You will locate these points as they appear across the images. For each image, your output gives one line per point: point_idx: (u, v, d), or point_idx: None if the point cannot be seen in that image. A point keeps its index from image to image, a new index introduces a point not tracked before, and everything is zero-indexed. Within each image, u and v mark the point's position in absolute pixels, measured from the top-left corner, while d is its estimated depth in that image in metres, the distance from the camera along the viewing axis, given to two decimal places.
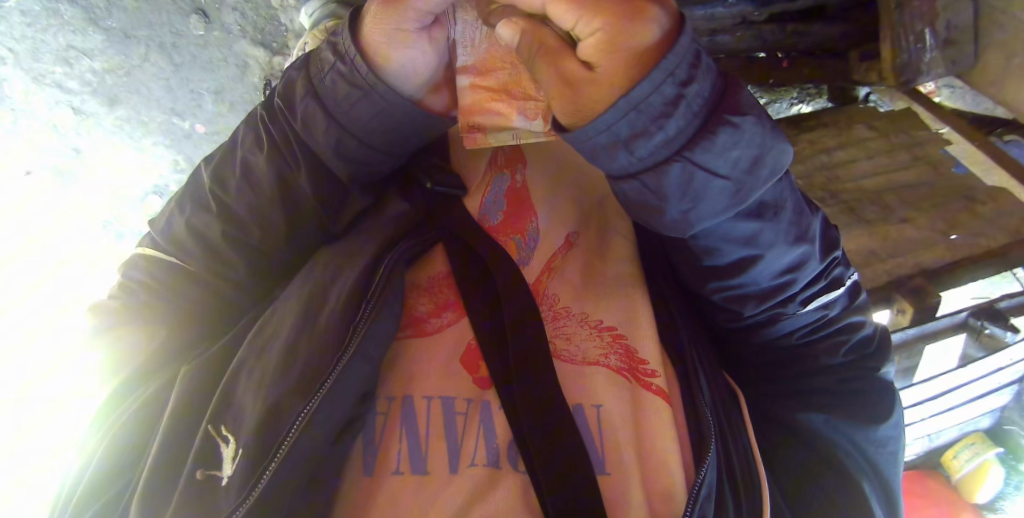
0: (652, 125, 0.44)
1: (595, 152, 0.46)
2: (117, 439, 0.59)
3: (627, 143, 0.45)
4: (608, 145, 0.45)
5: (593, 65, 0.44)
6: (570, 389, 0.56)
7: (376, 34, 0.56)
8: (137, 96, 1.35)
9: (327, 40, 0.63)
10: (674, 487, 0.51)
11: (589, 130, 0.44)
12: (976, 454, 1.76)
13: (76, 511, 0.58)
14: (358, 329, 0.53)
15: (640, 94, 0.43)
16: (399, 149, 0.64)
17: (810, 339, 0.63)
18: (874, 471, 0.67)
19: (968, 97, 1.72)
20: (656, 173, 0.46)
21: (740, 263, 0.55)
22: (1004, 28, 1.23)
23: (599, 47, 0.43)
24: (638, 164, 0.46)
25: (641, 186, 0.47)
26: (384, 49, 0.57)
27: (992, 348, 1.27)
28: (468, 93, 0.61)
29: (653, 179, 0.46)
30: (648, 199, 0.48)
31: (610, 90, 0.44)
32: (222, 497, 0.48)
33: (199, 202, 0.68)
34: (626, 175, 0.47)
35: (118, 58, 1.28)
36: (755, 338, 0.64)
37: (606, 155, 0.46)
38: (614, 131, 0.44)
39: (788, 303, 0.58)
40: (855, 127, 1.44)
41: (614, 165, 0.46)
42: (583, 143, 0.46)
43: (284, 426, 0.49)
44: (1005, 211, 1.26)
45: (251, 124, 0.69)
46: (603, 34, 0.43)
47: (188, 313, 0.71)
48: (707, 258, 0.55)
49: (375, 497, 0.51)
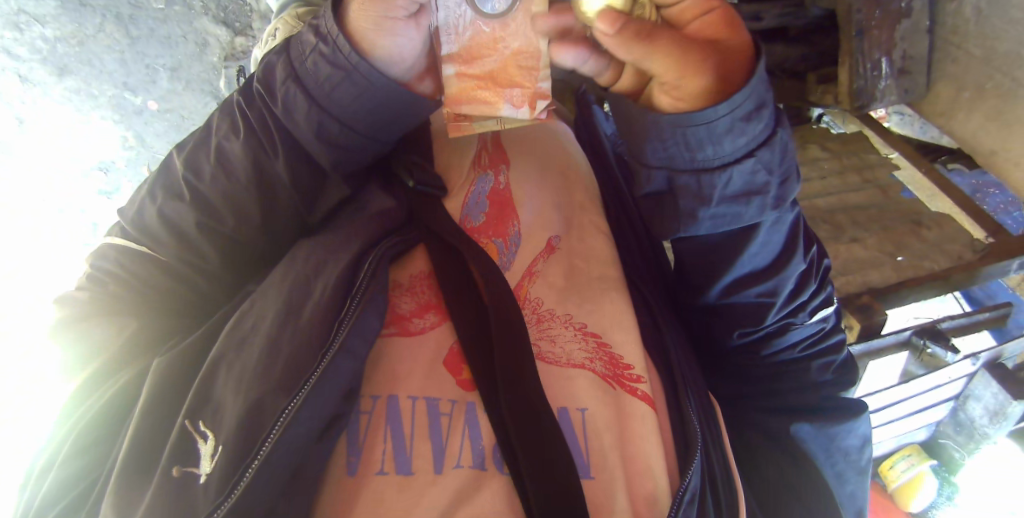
0: (767, 97, 0.48)
1: (728, 129, 0.47)
2: (82, 432, 0.58)
3: (754, 114, 0.47)
4: (738, 122, 0.47)
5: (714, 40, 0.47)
6: (553, 394, 0.57)
7: (362, 20, 0.53)
8: (89, 67, 1.27)
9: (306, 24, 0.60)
10: (657, 493, 0.53)
11: (737, 98, 0.45)
12: (912, 464, 1.87)
13: (41, 509, 0.55)
14: (342, 327, 0.52)
15: (766, 65, 0.47)
16: (383, 136, 0.62)
17: (811, 351, 0.68)
18: (841, 477, 0.72)
19: (916, 124, 1.83)
20: (769, 146, 0.49)
21: (775, 265, 0.57)
22: (956, 61, 1.31)
23: (721, 21, 0.47)
24: (758, 139, 0.48)
25: (754, 164, 0.49)
26: (370, 36, 0.54)
27: (932, 365, 1.34)
28: (454, 82, 0.57)
29: (767, 153, 0.49)
30: (757, 177, 0.50)
31: (742, 57, 0.47)
32: (203, 494, 0.47)
33: (171, 190, 0.65)
34: (742, 155, 0.49)
35: (71, 27, 1.22)
36: (764, 353, 0.67)
37: (736, 131, 0.47)
38: (751, 100, 0.46)
39: (799, 312, 0.63)
40: (810, 147, 1.56)
41: (733, 145, 0.48)
42: (724, 118, 0.46)
43: (269, 422, 0.48)
44: (947, 235, 1.34)
45: (225, 111, 0.66)
46: (722, 10, 0.47)
47: (164, 304, 0.70)
48: (754, 261, 0.57)
49: (358, 495, 0.51)
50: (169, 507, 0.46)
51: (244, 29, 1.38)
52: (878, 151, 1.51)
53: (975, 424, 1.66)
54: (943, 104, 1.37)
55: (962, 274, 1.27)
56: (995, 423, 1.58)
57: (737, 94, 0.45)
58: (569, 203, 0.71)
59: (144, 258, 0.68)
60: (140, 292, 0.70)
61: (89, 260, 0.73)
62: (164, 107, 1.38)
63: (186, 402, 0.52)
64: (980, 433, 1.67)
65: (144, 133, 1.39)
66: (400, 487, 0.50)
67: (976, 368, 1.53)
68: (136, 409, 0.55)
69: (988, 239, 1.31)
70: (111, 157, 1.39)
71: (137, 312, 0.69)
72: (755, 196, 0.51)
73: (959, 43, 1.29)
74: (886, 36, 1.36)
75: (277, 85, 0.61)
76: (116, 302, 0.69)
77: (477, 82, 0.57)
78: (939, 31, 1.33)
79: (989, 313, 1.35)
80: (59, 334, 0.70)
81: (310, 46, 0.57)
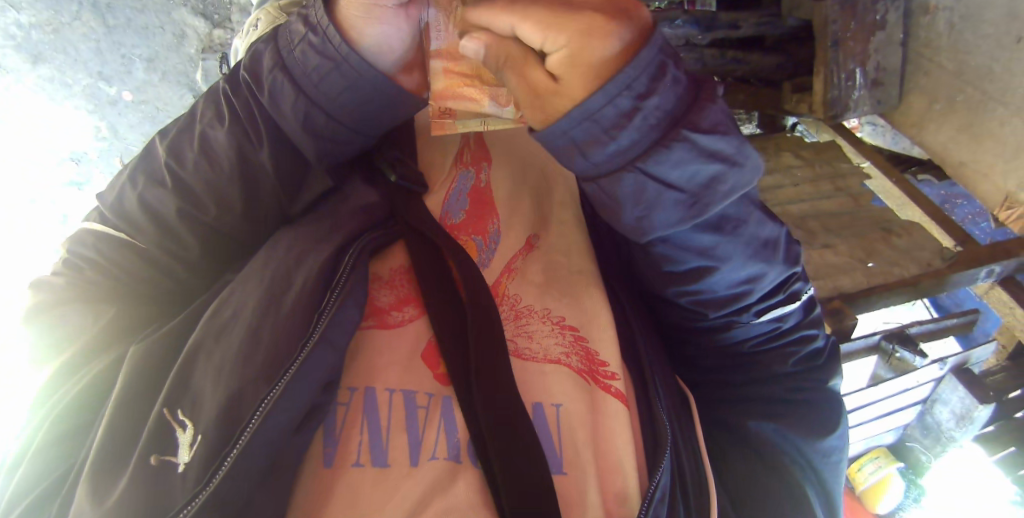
0: (608, 134, 0.46)
1: (554, 154, 0.48)
2: (56, 423, 0.56)
3: (583, 148, 0.47)
4: (565, 149, 0.47)
5: (558, 77, 0.46)
6: (529, 388, 0.57)
7: (351, 8, 0.52)
8: (64, 55, 1.24)
9: (298, 12, 0.59)
10: (627, 489, 0.54)
11: (538, 136, 0.48)
12: (879, 467, 1.94)
13: (9, 502, 0.53)
14: (321, 320, 0.51)
15: (595, 105, 0.45)
16: (367, 130, 0.61)
17: (761, 348, 0.68)
18: (819, 478, 0.71)
19: (888, 135, 1.88)
20: (612, 180, 0.48)
21: (703, 269, 0.57)
22: (929, 74, 1.36)
23: (564, 62, 0.45)
24: (596, 170, 0.48)
25: (597, 190, 0.49)
26: (358, 24, 0.53)
27: (900, 370, 1.37)
28: (440, 78, 0.59)
29: (608, 185, 0.48)
30: (606, 203, 0.50)
31: (570, 100, 0.46)
32: (180, 486, 0.46)
33: (151, 176, 0.64)
34: (586, 178, 0.49)
35: (47, 14, 1.19)
36: (714, 342, 0.68)
37: (563, 158, 0.49)
38: (569, 137, 0.47)
39: (742, 314, 0.62)
40: (784, 154, 1.59)
41: (570, 168, 0.49)
42: (544, 145, 0.48)
43: (246, 415, 0.47)
44: (916, 242, 1.38)
45: (212, 98, 0.65)
46: (565, 51, 0.44)
47: (144, 293, 0.68)
48: (671, 262, 0.57)
49: (334, 485, 0.50)
50: (149, 494, 0.46)
51: (224, 21, 1.34)
52: (851, 159, 1.56)
53: (943, 427, 1.70)
54: (915, 115, 1.41)
55: (929, 280, 1.31)
56: (961, 427, 1.62)
57: (541, 133, 0.47)
58: (544, 202, 0.71)
59: (123, 246, 0.66)
60: (114, 278, 0.67)
61: (64, 244, 0.70)
62: (139, 98, 1.35)
63: (164, 389, 0.51)
64: (946, 436, 1.71)
65: (118, 124, 1.36)
66: (376, 479, 0.50)
67: (943, 373, 1.57)
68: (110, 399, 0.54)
69: (957, 248, 1.36)
70: (83, 147, 1.36)
71: (112, 300, 0.67)
72: (610, 217, 0.51)
73: (932, 55, 1.33)
74: (861, 47, 1.39)
75: (263, 74, 0.59)
76: (89, 286, 0.68)
77: (463, 79, 0.60)
78: (913, 44, 1.38)
79: (957, 319, 1.39)
80: (29, 321, 0.68)
81: (299, 36, 0.56)
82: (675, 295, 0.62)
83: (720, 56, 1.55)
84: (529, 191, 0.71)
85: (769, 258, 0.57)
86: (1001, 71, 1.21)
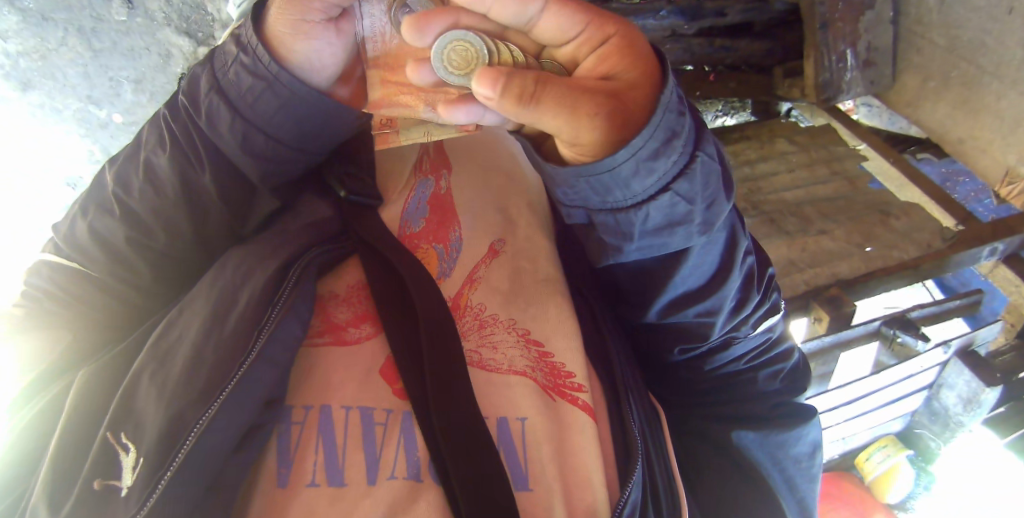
0: (680, 124, 0.43)
1: (634, 169, 0.43)
2: (12, 453, 0.55)
3: (662, 148, 0.43)
4: (648, 156, 0.42)
5: (611, 75, 0.42)
6: (491, 403, 0.54)
7: (280, 25, 0.53)
8: (53, 81, 1.18)
9: (232, 35, 0.59)
10: (596, 504, 0.51)
11: (636, 142, 0.41)
12: (887, 456, 1.87)
13: None
14: (261, 336, 0.51)
15: (668, 94, 0.42)
16: (310, 147, 0.60)
17: (755, 363, 0.66)
18: (791, 488, 0.70)
19: (884, 116, 1.84)
20: (688, 176, 0.44)
21: (718, 276, 0.54)
22: (920, 50, 1.35)
23: (617, 54, 0.43)
24: (672, 172, 0.44)
25: (671, 198, 0.45)
26: (288, 41, 0.53)
27: (902, 355, 1.33)
28: (376, 87, 0.54)
29: (684, 185, 0.44)
30: (677, 209, 0.46)
31: (641, 91, 0.42)
32: (123, 507, 0.45)
33: (101, 205, 0.64)
34: (658, 190, 0.45)
35: (33, 42, 1.12)
36: (706, 368, 0.65)
37: (643, 172, 0.43)
38: (656, 137, 0.42)
39: (742, 326, 0.60)
40: (778, 141, 1.55)
41: (643, 185, 0.44)
42: (625, 161, 0.42)
43: (184, 434, 0.46)
44: (915, 225, 1.35)
45: (154, 123, 0.64)
46: (618, 39, 0.43)
47: (104, 318, 0.67)
48: (686, 283, 0.54)
49: (287, 509, 0.49)
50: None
51: (207, 39, 1.26)
52: (847, 142, 1.52)
53: (950, 412, 1.67)
54: (910, 94, 1.41)
55: (931, 262, 1.28)
56: (969, 412, 1.58)
57: (634, 139, 0.41)
58: (508, 205, 0.69)
59: (77, 275, 0.66)
60: (72, 307, 0.66)
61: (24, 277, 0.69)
62: (129, 120, 1.30)
63: (109, 413, 0.49)
64: (954, 422, 1.67)
65: (111, 147, 1.32)
66: (332, 499, 0.49)
67: (948, 356, 1.54)
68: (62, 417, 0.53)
69: (958, 226, 1.32)
70: (79, 173, 1.33)
71: (69, 327, 0.66)
72: (678, 227, 0.47)
73: (924, 32, 1.33)
74: (849, 28, 1.35)
75: (201, 97, 0.59)
76: (45, 314, 0.67)
77: (401, 88, 0.53)
78: (904, 20, 1.37)
79: (960, 301, 1.34)
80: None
81: (232, 57, 0.57)
82: (685, 320, 0.58)
83: (709, 45, 1.51)
84: (492, 195, 0.69)
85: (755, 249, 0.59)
86: (993, 43, 1.21)
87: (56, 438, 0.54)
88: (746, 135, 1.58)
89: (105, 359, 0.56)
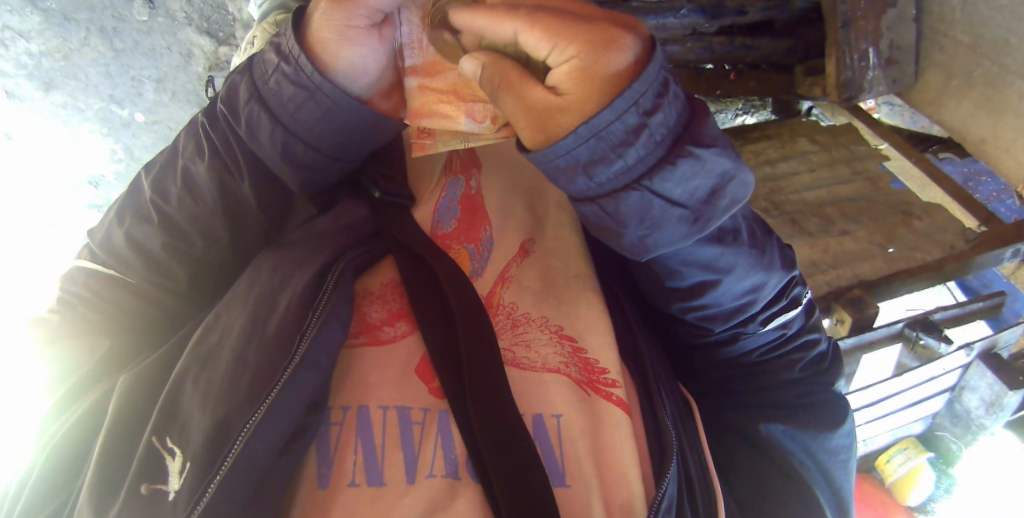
0: (617, 150, 0.44)
1: (554, 175, 0.45)
2: (50, 455, 0.56)
3: (587, 167, 0.44)
4: (566, 169, 0.45)
5: (562, 91, 0.43)
6: (526, 400, 0.55)
7: (325, 30, 0.52)
8: (76, 81, 1.19)
9: (270, 43, 0.60)
10: (632, 500, 0.52)
11: (548, 154, 0.44)
12: (908, 458, 1.85)
13: None
14: (304, 338, 0.52)
15: (602, 121, 0.43)
16: (348, 155, 0.61)
17: (769, 356, 0.65)
18: (827, 478, 0.70)
19: (906, 114, 1.82)
20: (615, 199, 0.46)
21: (702, 284, 0.55)
22: (943, 50, 1.34)
23: (572, 74, 0.43)
24: (597, 190, 0.46)
25: (599, 211, 0.47)
26: (332, 46, 0.53)
27: (925, 359, 1.31)
28: (416, 95, 0.56)
29: (612, 205, 0.46)
30: (607, 223, 0.48)
31: (577, 114, 0.43)
32: (171, 509, 0.47)
33: (140, 213, 0.65)
34: (586, 199, 0.47)
35: (56, 42, 1.13)
36: (715, 356, 0.66)
37: (565, 179, 0.46)
38: (575, 154, 0.44)
39: (749, 324, 0.60)
40: (799, 140, 1.54)
41: (569, 189, 0.46)
42: (542, 166, 0.45)
43: (231, 438, 0.48)
44: (938, 226, 1.34)
45: (191, 131, 0.65)
46: (573, 62, 0.42)
47: (138, 320, 0.68)
48: (676, 280, 0.55)
49: (330, 506, 0.50)
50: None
51: (228, 38, 1.25)
52: (868, 143, 1.50)
53: (972, 415, 1.65)
54: (932, 93, 1.39)
55: (954, 264, 1.26)
56: (991, 414, 1.57)
57: (546, 151, 0.44)
58: (536, 205, 0.70)
59: (110, 280, 0.67)
60: (105, 312, 0.67)
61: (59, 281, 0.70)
62: (151, 119, 1.30)
63: (153, 419, 0.51)
64: (976, 424, 1.66)
65: (133, 146, 1.33)
66: (372, 498, 0.50)
67: (970, 358, 1.51)
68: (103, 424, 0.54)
69: (981, 227, 1.30)
70: (100, 171, 1.35)
71: (107, 328, 0.68)
72: (612, 238, 0.49)
73: (948, 30, 1.31)
74: (872, 26, 1.33)
75: (240, 105, 0.60)
76: (77, 315, 0.68)
77: (442, 96, 0.56)
78: (927, 18, 1.35)
79: (983, 304, 1.32)
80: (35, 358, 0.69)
81: (273, 66, 0.58)
82: (677, 313, 0.60)
83: (729, 44, 1.50)
84: (522, 194, 0.70)
85: (769, 270, 0.56)
86: (1018, 42, 1.20)
87: (97, 446, 0.55)
88: (767, 134, 1.58)
89: (141, 366, 0.57)
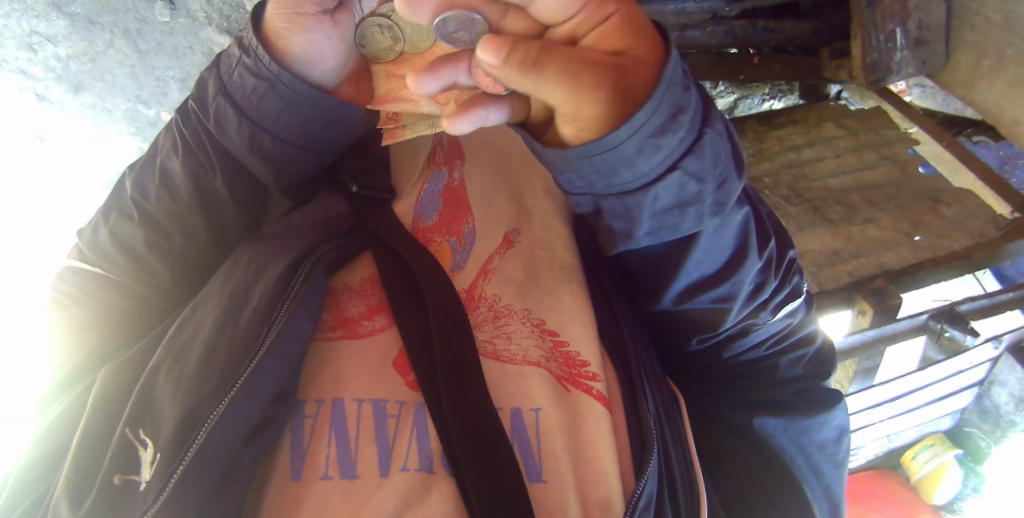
0: (685, 100, 0.41)
1: (641, 146, 0.40)
2: (45, 439, 0.59)
3: (668, 125, 0.41)
4: (653, 134, 0.40)
5: (617, 51, 0.40)
6: (503, 395, 0.55)
7: (276, 20, 0.55)
8: (102, 83, 1.18)
9: (235, 40, 0.62)
10: (610, 497, 0.50)
11: (640, 116, 0.39)
12: (935, 455, 1.82)
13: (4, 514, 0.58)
14: (272, 330, 0.53)
15: (671, 70, 0.40)
16: (318, 146, 0.62)
17: (777, 348, 0.64)
18: (817, 475, 0.70)
19: (938, 96, 1.74)
20: (696, 154, 0.43)
21: (728, 265, 0.52)
22: (975, 28, 1.27)
23: (620, 33, 0.40)
24: (679, 149, 0.42)
25: (680, 177, 0.43)
26: (284, 35, 0.56)
27: (950, 351, 1.24)
28: (383, 81, 0.57)
29: (693, 162, 0.43)
30: (687, 189, 0.44)
31: (644, 75, 0.40)
32: (143, 498, 0.48)
33: (121, 210, 0.67)
34: (664, 170, 0.42)
35: (82, 45, 1.11)
36: (726, 354, 0.63)
37: (650, 149, 0.41)
38: (661, 112, 0.40)
39: (762, 311, 0.57)
40: (826, 125, 1.49)
41: (652, 162, 0.42)
42: (631, 136, 0.40)
43: (198, 426, 0.49)
44: (970, 212, 1.27)
45: (169, 130, 0.67)
46: (620, 16, 0.40)
47: (130, 313, 0.70)
48: (700, 269, 0.51)
49: (303, 500, 0.50)
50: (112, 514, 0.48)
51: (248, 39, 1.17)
52: (898, 126, 1.44)
53: (1001, 411, 1.59)
54: (963, 74, 1.32)
55: (983, 252, 1.20)
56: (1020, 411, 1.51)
57: (639, 113, 0.39)
58: (523, 193, 0.69)
59: (102, 280, 0.69)
60: (95, 309, 0.70)
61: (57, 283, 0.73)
62: None
63: (128, 411, 0.53)
64: (1006, 421, 1.60)
65: None
66: (344, 492, 0.50)
67: (999, 351, 1.47)
68: (83, 417, 0.57)
69: (1014, 214, 1.23)
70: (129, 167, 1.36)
71: (95, 325, 0.69)
72: (689, 207, 0.45)
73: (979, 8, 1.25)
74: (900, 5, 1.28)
75: (209, 99, 0.62)
76: (74, 310, 0.71)
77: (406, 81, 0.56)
78: None
79: (1013, 293, 1.23)
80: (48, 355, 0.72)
81: (236, 60, 0.59)
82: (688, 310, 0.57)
83: (751, 27, 1.45)
84: (505, 185, 0.69)
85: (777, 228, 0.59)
86: None
87: (76, 437, 0.57)
88: (794, 118, 1.52)
89: (120, 361, 0.60)
